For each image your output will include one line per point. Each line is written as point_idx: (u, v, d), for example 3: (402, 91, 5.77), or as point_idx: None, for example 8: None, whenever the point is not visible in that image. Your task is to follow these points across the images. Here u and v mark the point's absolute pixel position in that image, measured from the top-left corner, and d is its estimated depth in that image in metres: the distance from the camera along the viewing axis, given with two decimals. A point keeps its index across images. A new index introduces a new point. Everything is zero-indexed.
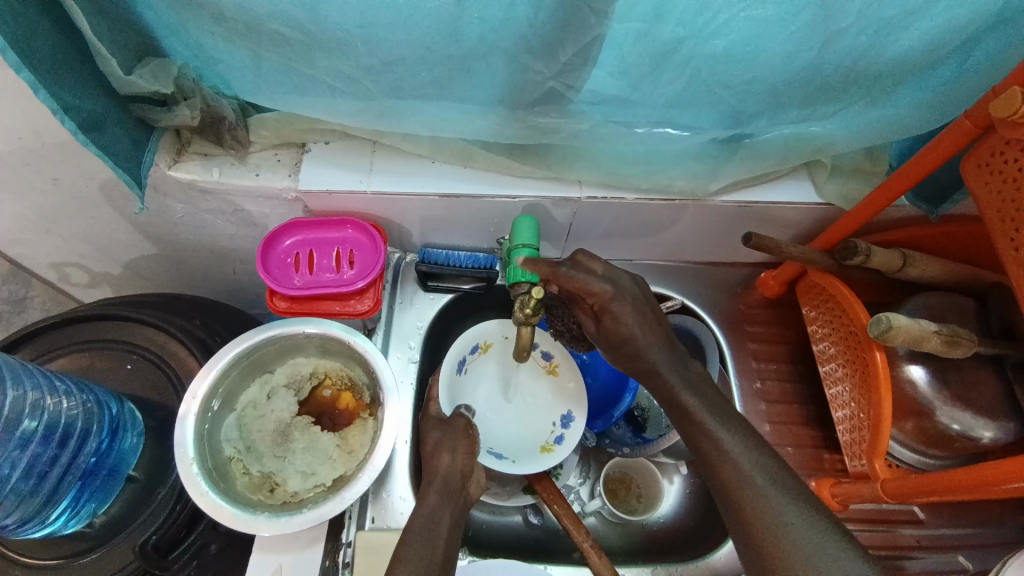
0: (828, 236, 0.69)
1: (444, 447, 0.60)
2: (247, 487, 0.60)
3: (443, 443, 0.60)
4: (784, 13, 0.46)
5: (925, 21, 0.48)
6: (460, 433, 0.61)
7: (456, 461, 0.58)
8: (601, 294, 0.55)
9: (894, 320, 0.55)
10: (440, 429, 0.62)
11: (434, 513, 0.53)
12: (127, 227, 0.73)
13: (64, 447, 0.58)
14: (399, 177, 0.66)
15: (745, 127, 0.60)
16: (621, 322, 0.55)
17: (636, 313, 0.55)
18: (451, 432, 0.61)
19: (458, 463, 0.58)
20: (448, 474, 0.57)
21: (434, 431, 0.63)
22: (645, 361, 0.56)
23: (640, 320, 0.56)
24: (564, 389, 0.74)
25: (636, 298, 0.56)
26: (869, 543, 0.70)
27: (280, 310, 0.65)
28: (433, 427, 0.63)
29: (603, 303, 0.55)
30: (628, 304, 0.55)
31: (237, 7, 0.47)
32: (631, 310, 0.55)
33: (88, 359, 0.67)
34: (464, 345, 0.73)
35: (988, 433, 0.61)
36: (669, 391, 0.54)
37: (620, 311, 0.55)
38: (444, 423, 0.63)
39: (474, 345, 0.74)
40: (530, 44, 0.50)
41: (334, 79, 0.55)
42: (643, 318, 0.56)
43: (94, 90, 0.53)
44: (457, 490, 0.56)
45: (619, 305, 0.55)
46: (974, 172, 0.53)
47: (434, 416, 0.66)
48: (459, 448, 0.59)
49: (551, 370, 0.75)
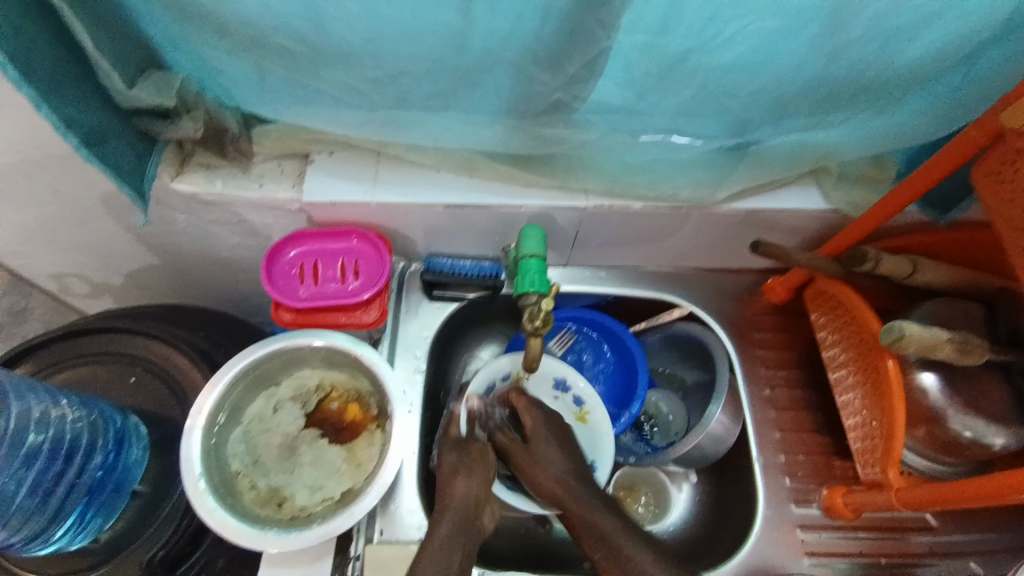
0: (837, 243, 0.68)
1: (460, 474, 0.60)
2: (255, 501, 0.59)
3: (459, 469, 0.61)
4: (795, 24, 0.46)
5: (936, 31, 0.47)
6: (478, 459, 0.62)
7: (471, 488, 0.59)
8: (534, 436, 0.64)
9: (906, 328, 0.55)
10: (456, 452, 0.62)
11: (446, 547, 0.55)
12: (130, 238, 0.73)
13: (70, 463, 0.58)
14: (401, 188, 0.66)
15: (750, 135, 0.60)
16: (540, 444, 0.63)
17: (563, 461, 0.62)
18: (467, 458, 0.61)
19: (473, 492, 0.59)
20: (462, 502, 0.58)
21: (450, 453, 0.63)
22: (535, 457, 0.63)
23: (559, 427, 0.66)
24: (593, 439, 0.70)
25: (558, 437, 0.64)
26: (880, 551, 0.69)
27: (286, 322, 0.64)
28: (448, 449, 0.63)
29: (538, 435, 0.64)
30: (553, 426, 0.65)
31: (239, 21, 0.47)
32: (554, 448, 0.63)
33: (91, 372, 0.67)
34: (496, 369, 0.71)
35: (1001, 439, 0.61)
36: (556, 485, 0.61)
37: (544, 448, 0.63)
38: (460, 446, 0.63)
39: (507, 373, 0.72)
40: (535, 55, 0.49)
41: (338, 91, 0.55)
42: (546, 421, 0.65)
43: (93, 102, 0.52)
44: (470, 521, 0.57)
45: (552, 437, 0.64)
46: (984, 182, 0.53)
47: (451, 436, 0.65)
48: (475, 475, 0.60)
49: (581, 418, 0.71)
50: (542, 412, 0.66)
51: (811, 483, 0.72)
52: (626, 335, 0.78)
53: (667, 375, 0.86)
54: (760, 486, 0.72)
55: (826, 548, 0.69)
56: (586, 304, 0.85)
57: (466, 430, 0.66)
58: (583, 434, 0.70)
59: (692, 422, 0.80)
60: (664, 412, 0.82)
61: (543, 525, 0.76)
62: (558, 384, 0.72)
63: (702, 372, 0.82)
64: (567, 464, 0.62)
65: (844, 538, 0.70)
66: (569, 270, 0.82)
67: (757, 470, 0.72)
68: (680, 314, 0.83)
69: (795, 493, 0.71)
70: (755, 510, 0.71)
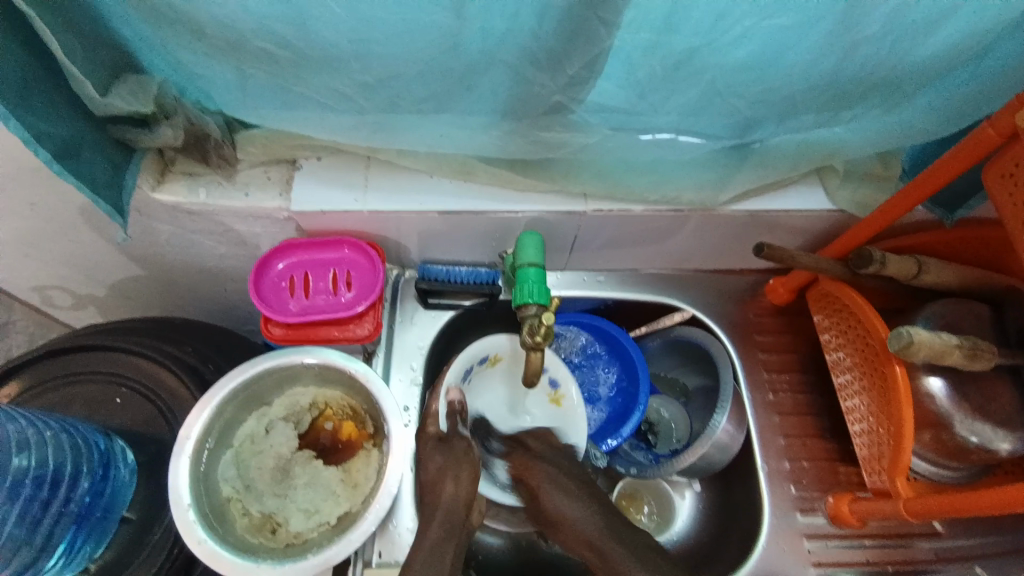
0: (842, 243, 0.66)
1: (449, 476, 0.59)
2: (247, 529, 0.57)
3: (447, 470, 0.59)
4: (806, 21, 0.44)
5: (949, 26, 0.46)
6: (463, 457, 0.60)
7: (460, 491, 0.58)
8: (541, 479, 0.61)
9: (915, 334, 0.53)
10: (442, 453, 0.61)
11: (433, 552, 0.54)
12: (111, 250, 0.70)
13: (55, 491, 0.54)
14: (394, 195, 0.63)
15: (753, 135, 0.58)
16: (550, 497, 0.59)
17: (578, 502, 0.59)
18: (455, 459, 0.60)
19: (462, 493, 0.58)
20: (452, 504, 0.58)
21: (434, 455, 0.61)
22: (550, 513, 0.59)
23: (563, 472, 0.62)
24: (565, 420, 0.68)
25: (564, 476, 0.61)
26: (888, 559, 0.68)
27: (276, 338, 0.61)
28: (433, 450, 0.61)
29: (543, 488, 0.60)
30: (556, 471, 0.61)
31: (217, 22, 0.44)
32: (565, 493, 0.59)
33: (74, 393, 0.64)
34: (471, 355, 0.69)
35: (1007, 444, 0.60)
36: (576, 534, 0.58)
37: (557, 495, 0.59)
38: (444, 445, 0.61)
39: (484, 357, 0.70)
40: (534, 58, 0.47)
41: (325, 96, 0.52)
42: (556, 476, 0.61)
43: (67, 112, 0.49)
44: (460, 524, 0.57)
45: (553, 490, 0.59)
46: (999, 184, 0.51)
47: (432, 434, 0.62)
48: (463, 477, 0.59)
49: (558, 400, 0.69)
50: (544, 462, 0.62)
51: (814, 490, 0.71)
52: (626, 339, 0.77)
53: (670, 380, 0.85)
54: (764, 495, 0.71)
55: (832, 557, 0.68)
56: (585, 309, 0.83)
57: (446, 424, 0.63)
58: (559, 415, 0.68)
59: (694, 428, 0.79)
60: (665, 419, 0.81)
61: (542, 538, 0.72)
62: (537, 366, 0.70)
63: (702, 376, 0.80)
64: (583, 505, 0.58)
65: (850, 547, 0.69)
66: (568, 274, 0.80)
67: (761, 477, 0.71)
68: (681, 318, 0.82)
69: (800, 501, 0.70)
70: (760, 519, 0.70)
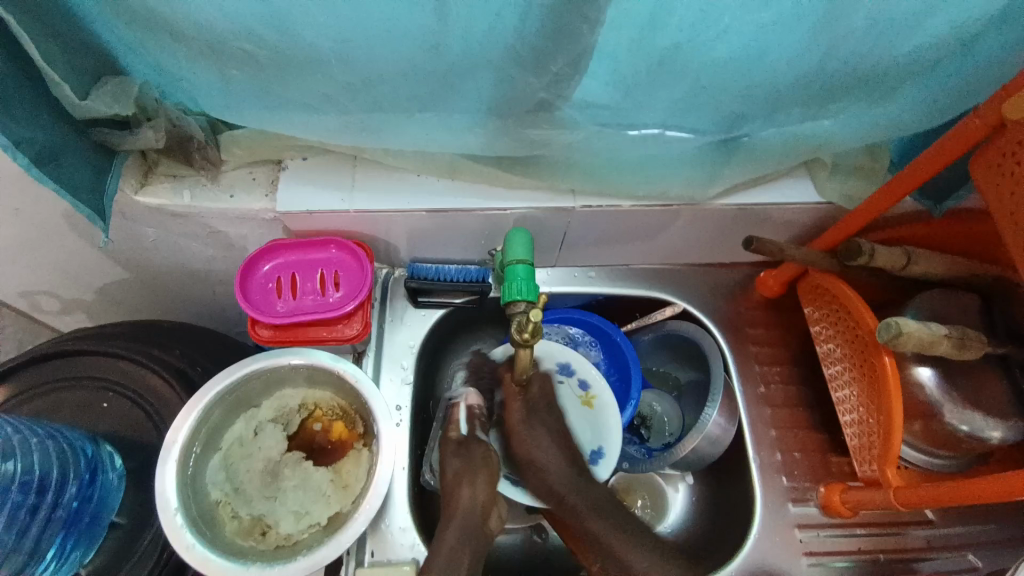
0: (831, 236, 0.66)
1: (464, 481, 0.60)
2: (237, 532, 0.57)
3: (463, 475, 0.60)
4: (791, 16, 0.44)
5: (936, 17, 0.45)
6: (481, 464, 0.61)
7: (477, 495, 0.59)
8: (528, 419, 0.65)
9: (904, 326, 0.53)
10: (459, 458, 0.61)
11: (452, 558, 0.56)
12: (96, 255, 0.69)
13: (43, 497, 0.54)
14: (381, 195, 0.63)
15: (740, 130, 0.58)
16: (524, 437, 0.64)
17: (558, 450, 0.65)
18: (471, 464, 0.61)
19: (479, 498, 0.59)
20: (468, 508, 0.59)
21: (451, 458, 0.62)
22: (529, 458, 0.64)
23: (550, 431, 0.66)
24: (598, 421, 0.70)
25: (548, 428, 0.66)
26: (878, 547, 0.69)
27: (263, 340, 0.61)
28: (450, 454, 0.62)
29: (523, 430, 0.65)
30: (538, 419, 0.66)
31: (195, 24, 0.43)
32: (546, 442, 0.65)
33: (62, 399, 0.63)
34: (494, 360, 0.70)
35: (998, 433, 0.60)
36: (548, 481, 0.64)
37: (540, 440, 0.65)
38: (462, 449, 0.62)
39: (505, 362, 0.71)
40: (518, 55, 0.47)
41: (308, 97, 0.52)
42: (541, 425, 0.66)
43: (46, 117, 0.49)
44: (477, 530, 0.58)
45: (535, 442, 0.64)
46: (985, 174, 0.51)
47: (451, 438, 0.63)
48: (480, 481, 0.60)
49: (588, 402, 0.71)
50: (531, 409, 0.66)
51: (806, 481, 0.71)
52: (618, 335, 0.77)
53: (661, 373, 0.84)
54: (756, 487, 0.71)
55: (824, 547, 0.68)
56: (576, 305, 0.83)
57: (466, 430, 0.64)
58: (591, 416, 0.70)
59: (686, 422, 0.79)
60: (658, 413, 0.81)
61: (538, 535, 0.74)
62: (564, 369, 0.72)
63: (694, 371, 0.80)
64: (561, 452, 0.65)
65: (841, 537, 0.69)
66: (558, 271, 0.79)
67: (753, 470, 0.71)
68: (673, 313, 0.81)
69: (792, 492, 0.71)
70: (752, 511, 0.70)
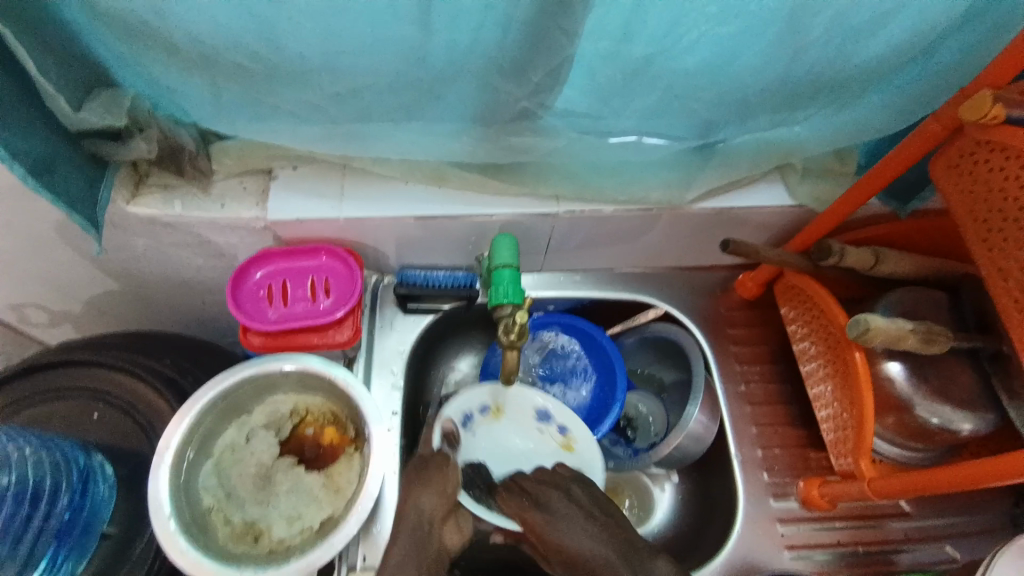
0: (803, 238, 0.69)
1: (417, 486, 0.59)
2: (229, 537, 0.57)
3: (417, 479, 0.59)
4: (753, 27, 0.46)
5: (891, 28, 0.48)
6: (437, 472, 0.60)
7: (428, 500, 0.58)
8: (545, 500, 0.59)
9: (872, 321, 0.56)
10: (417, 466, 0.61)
11: (400, 565, 0.54)
12: (86, 267, 0.69)
13: (35, 507, 0.54)
14: (369, 202, 0.64)
15: (716, 136, 0.60)
16: (557, 537, 0.56)
17: (586, 529, 0.56)
18: (426, 469, 0.60)
19: (431, 505, 0.58)
20: (422, 514, 0.57)
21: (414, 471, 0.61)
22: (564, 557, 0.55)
23: (569, 506, 0.58)
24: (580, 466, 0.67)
25: (567, 510, 0.57)
26: (858, 539, 0.71)
27: (255, 346, 0.62)
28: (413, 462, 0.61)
29: (543, 528, 0.57)
30: (556, 503, 0.58)
31: (187, 38, 0.45)
32: (571, 526, 0.56)
33: (53, 409, 0.63)
34: (472, 401, 0.69)
35: (969, 424, 0.63)
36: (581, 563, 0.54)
37: (563, 531, 0.56)
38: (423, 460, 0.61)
39: (485, 405, 0.70)
40: (499, 66, 0.49)
41: (297, 108, 0.53)
42: (562, 511, 0.57)
43: (41, 129, 0.50)
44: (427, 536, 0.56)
45: (564, 523, 0.56)
46: (945, 173, 0.54)
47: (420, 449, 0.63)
48: (432, 486, 0.58)
49: (568, 446, 0.69)
50: (545, 483, 0.61)
51: (787, 476, 0.73)
52: (602, 337, 0.79)
53: (646, 375, 0.86)
54: (739, 485, 0.73)
55: (806, 540, 0.70)
56: (563, 309, 0.85)
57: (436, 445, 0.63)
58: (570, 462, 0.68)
59: (671, 421, 0.80)
60: (642, 412, 0.83)
61: None
62: (542, 416, 0.69)
63: (677, 370, 0.83)
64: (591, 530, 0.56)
65: (823, 530, 0.71)
66: (544, 275, 0.82)
67: (735, 467, 0.74)
68: (656, 315, 0.84)
69: (774, 487, 0.73)
70: (735, 506, 0.72)
